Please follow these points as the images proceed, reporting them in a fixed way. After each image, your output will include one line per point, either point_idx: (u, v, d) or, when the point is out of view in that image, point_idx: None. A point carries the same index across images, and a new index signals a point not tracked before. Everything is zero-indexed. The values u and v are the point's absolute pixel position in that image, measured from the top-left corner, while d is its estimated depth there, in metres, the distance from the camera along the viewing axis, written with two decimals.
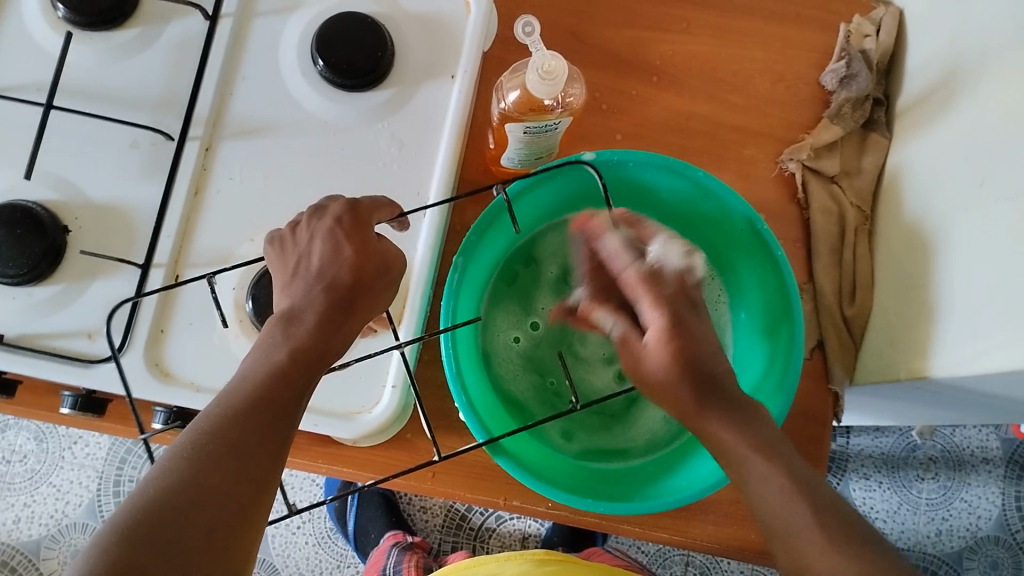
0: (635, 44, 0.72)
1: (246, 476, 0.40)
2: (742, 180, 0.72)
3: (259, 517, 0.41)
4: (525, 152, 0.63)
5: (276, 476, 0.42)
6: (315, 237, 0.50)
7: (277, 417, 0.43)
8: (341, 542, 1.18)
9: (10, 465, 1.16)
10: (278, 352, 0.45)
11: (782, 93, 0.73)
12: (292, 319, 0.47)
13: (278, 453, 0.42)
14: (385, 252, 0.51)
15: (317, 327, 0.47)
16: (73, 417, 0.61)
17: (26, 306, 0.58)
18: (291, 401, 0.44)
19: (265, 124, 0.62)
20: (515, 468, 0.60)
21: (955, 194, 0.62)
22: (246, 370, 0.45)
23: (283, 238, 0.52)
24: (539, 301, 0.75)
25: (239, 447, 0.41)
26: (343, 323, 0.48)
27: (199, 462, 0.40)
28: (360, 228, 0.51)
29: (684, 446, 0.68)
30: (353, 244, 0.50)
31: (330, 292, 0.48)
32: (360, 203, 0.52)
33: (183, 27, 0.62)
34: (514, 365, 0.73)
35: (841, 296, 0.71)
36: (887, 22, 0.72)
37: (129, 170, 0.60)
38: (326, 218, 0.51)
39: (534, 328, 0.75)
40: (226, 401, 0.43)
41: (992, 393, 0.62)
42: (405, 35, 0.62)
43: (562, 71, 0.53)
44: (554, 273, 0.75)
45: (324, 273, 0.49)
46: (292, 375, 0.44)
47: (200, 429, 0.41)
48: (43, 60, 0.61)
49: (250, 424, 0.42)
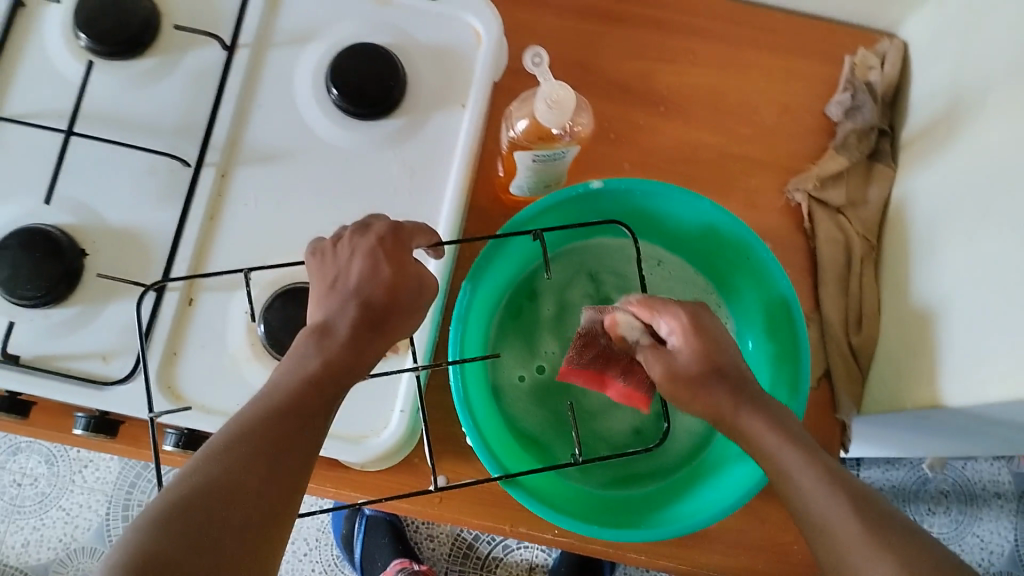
0: (642, 75, 0.73)
1: (277, 479, 0.41)
2: (750, 210, 0.73)
3: (286, 522, 0.41)
4: (534, 180, 0.64)
5: (304, 483, 0.43)
6: (355, 253, 0.51)
7: (309, 424, 0.44)
8: (347, 570, 1.18)
9: (21, 488, 1.17)
10: (310, 361, 0.46)
11: (788, 124, 0.74)
12: (325, 331, 0.48)
13: (309, 460, 0.43)
14: (420, 276, 0.53)
15: (350, 339, 0.48)
16: (86, 438, 0.62)
17: (42, 328, 0.59)
18: (321, 409, 0.45)
19: (280, 152, 0.63)
20: (526, 498, 0.60)
21: (957, 225, 0.63)
22: (276, 379, 0.46)
23: (323, 250, 0.52)
24: (542, 344, 0.74)
25: (271, 450, 0.41)
26: (375, 340, 0.49)
27: (232, 461, 0.40)
28: (398, 249, 0.53)
29: (710, 465, 0.70)
30: (391, 265, 0.52)
31: (366, 308, 0.49)
32: (402, 227, 0.54)
33: (201, 56, 0.63)
34: (524, 404, 0.72)
35: (848, 325, 0.72)
36: (891, 55, 0.73)
37: (146, 195, 0.62)
38: (368, 238, 0.52)
39: (539, 370, 0.74)
40: (259, 406, 0.43)
41: (1000, 422, 0.61)
42: (416, 66, 0.64)
43: (570, 101, 0.54)
44: (552, 310, 0.75)
45: (362, 289, 0.50)
46: (324, 384, 0.45)
47: (233, 431, 0.42)
48: (65, 88, 0.62)
49: (282, 429, 0.42)
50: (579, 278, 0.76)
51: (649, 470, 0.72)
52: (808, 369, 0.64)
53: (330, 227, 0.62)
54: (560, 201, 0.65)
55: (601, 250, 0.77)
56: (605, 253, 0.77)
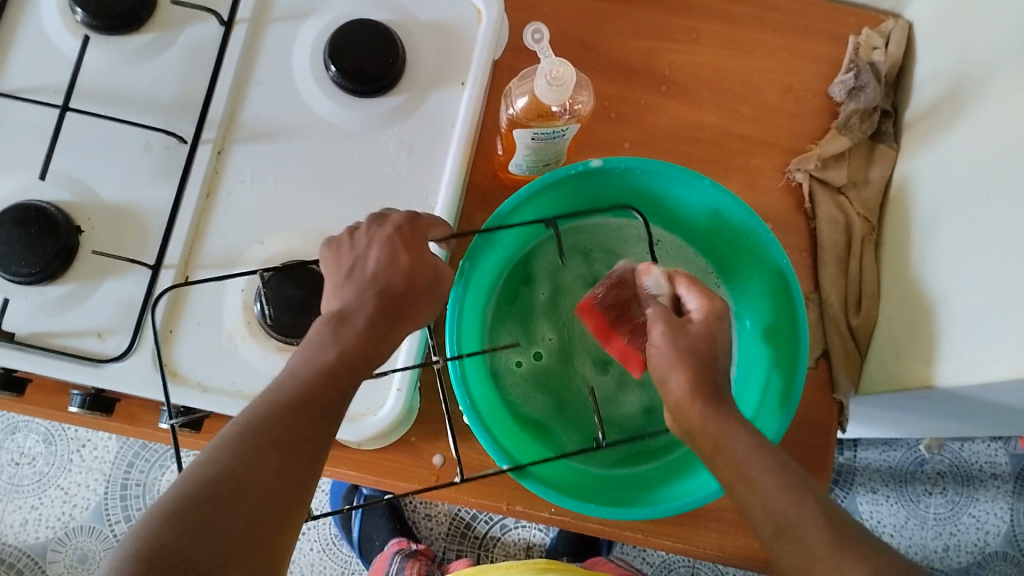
0: (644, 53, 0.72)
1: (288, 472, 0.42)
2: (749, 191, 0.73)
3: (298, 513, 0.42)
4: (532, 158, 0.64)
5: (316, 475, 0.44)
6: (373, 242, 0.52)
7: (322, 416, 0.44)
8: (345, 549, 1.18)
9: (20, 467, 1.17)
10: (327, 351, 0.46)
11: (791, 103, 0.73)
12: (341, 321, 0.48)
13: (321, 451, 0.44)
14: (436, 267, 0.54)
15: (367, 330, 0.48)
16: (81, 416, 0.62)
17: (38, 305, 0.59)
18: (335, 401, 0.45)
19: (278, 129, 0.62)
20: (540, 488, 0.61)
21: (959, 207, 0.62)
22: (292, 366, 0.46)
23: (339, 242, 0.53)
24: (539, 330, 0.74)
25: (283, 441, 0.42)
26: (393, 329, 0.50)
27: (247, 453, 0.41)
28: (414, 239, 0.53)
29: None
30: (408, 254, 0.52)
31: (384, 296, 0.50)
32: (418, 218, 0.55)
33: (198, 32, 0.63)
34: (523, 389, 0.72)
35: (847, 306, 0.71)
36: (896, 34, 0.72)
37: (141, 172, 0.61)
38: (385, 226, 0.53)
39: (536, 357, 0.74)
40: (274, 395, 0.44)
41: (997, 403, 0.61)
42: (415, 43, 0.63)
43: (571, 77, 0.54)
44: (546, 294, 0.75)
45: (380, 277, 0.51)
46: (340, 376, 0.46)
47: (248, 420, 0.43)
48: (59, 64, 0.62)
49: (296, 422, 0.43)
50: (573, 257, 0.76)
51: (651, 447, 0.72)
52: (804, 354, 0.63)
53: (327, 205, 0.62)
54: (558, 178, 0.64)
55: (595, 229, 0.76)
56: (600, 231, 0.76)
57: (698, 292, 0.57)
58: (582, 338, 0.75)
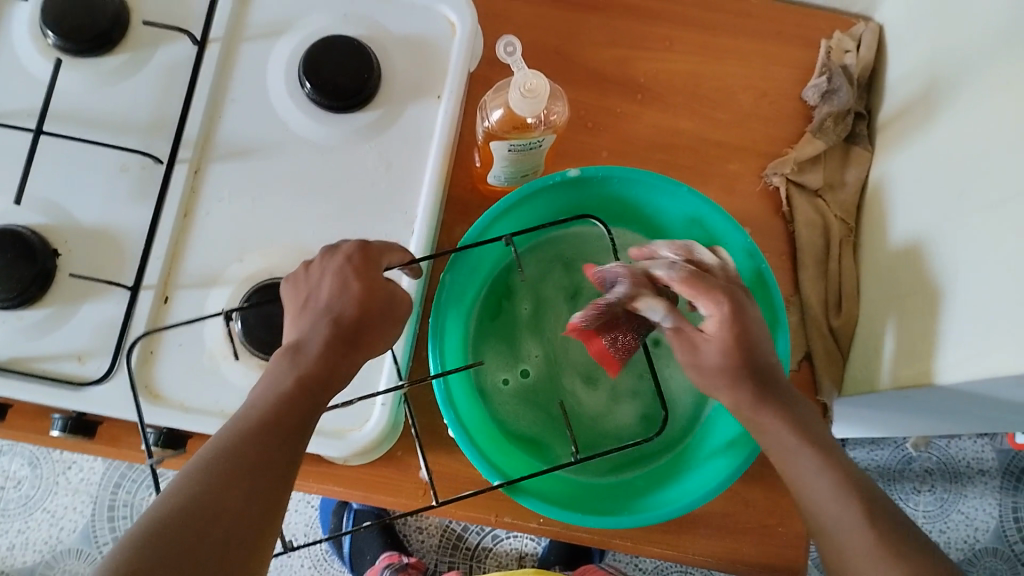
0: (618, 62, 0.73)
1: (256, 497, 0.43)
2: (728, 196, 0.73)
3: (269, 539, 0.43)
4: (510, 169, 0.64)
5: (286, 496, 0.44)
6: (325, 273, 0.53)
7: (288, 439, 0.45)
8: (336, 564, 1.18)
9: (4, 492, 1.16)
10: (285, 378, 0.47)
11: (766, 108, 0.74)
12: (297, 349, 0.49)
13: (288, 473, 0.45)
14: (392, 292, 0.54)
15: (323, 355, 0.49)
16: (63, 439, 0.61)
17: (15, 330, 0.59)
18: (301, 424, 0.46)
19: (254, 147, 0.62)
20: (527, 498, 0.61)
21: (934, 207, 0.63)
22: (254, 396, 0.47)
23: (297, 275, 0.54)
24: (524, 347, 0.74)
25: (250, 468, 0.43)
26: (351, 352, 0.50)
27: (214, 482, 0.42)
28: (368, 267, 0.53)
29: (699, 445, 0.70)
30: (360, 280, 0.52)
31: (335, 325, 0.50)
32: (370, 245, 0.54)
33: (172, 52, 0.63)
34: (512, 406, 0.72)
35: (828, 307, 0.72)
36: (867, 37, 0.73)
37: (118, 193, 0.61)
38: (337, 257, 0.53)
39: (524, 374, 0.73)
40: (236, 424, 0.45)
41: (977, 400, 0.62)
42: (390, 58, 0.63)
43: (544, 89, 0.54)
44: (528, 309, 0.75)
45: (332, 306, 0.51)
46: (301, 400, 0.46)
47: (212, 450, 0.44)
48: (32, 87, 0.61)
49: (260, 446, 0.44)
50: (552, 271, 0.76)
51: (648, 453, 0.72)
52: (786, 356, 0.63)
53: (306, 222, 0.62)
54: (536, 190, 0.65)
55: (574, 241, 0.76)
56: (579, 243, 0.77)
57: (708, 298, 0.55)
58: (567, 354, 0.74)
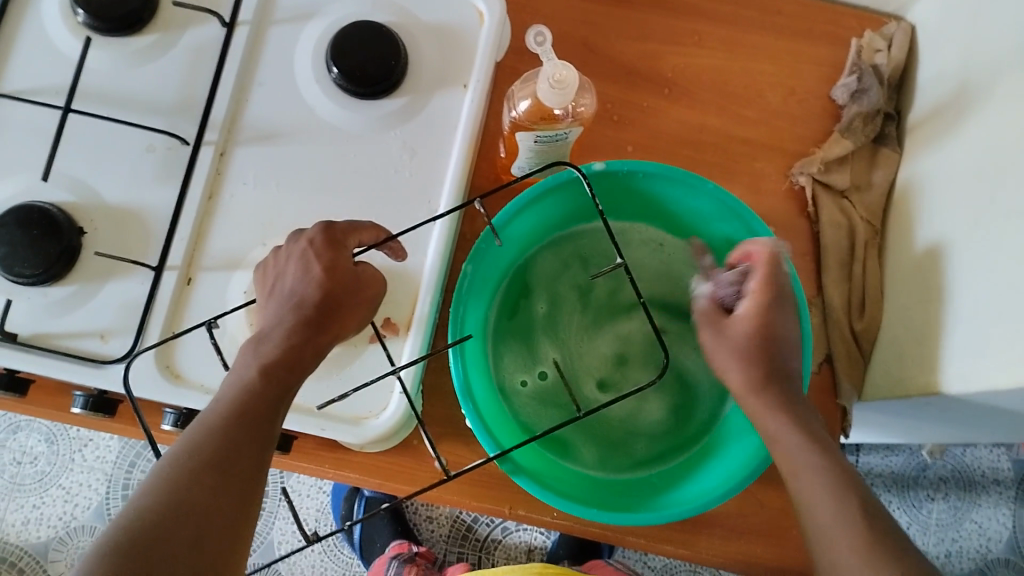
0: (646, 55, 0.72)
1: (225, 489, 0.43)
2: (753, 195, 0.73)
3: (247, 528, 0.44)
4: (535, 160, 0.64)
5: (258, 487, 0.45)
6: (290, 259, 0.54)
7: (255, 430, 0.46)
8: (347, 551, 1.18)
9: (21, 467, 1.18)
10: (248, 370, 0.48)
11: (794, 106, 0.73)
12: (261, 339, 0.49)
13: (257, 464, 0.45)
14: (358, 269, 0.54)
15: (286, 344, 0.49)
16: (84, 417, 0.62)
17: (39, 306, 0.59)
18: (269, 414, 0.47)
19: (280, 132, 0.62)
20: (534, 484, 0.60)
21: (962, 210, 0.62)
22: (220, 394, 0.48)
23: (266, 265, 0.55)
24: (541, 348, 0.74)
25: (218, 461, 0.43)
26: (314, 335, 0.51)
27: (179, 479, 0.43)
28: (333, 248, 0.53)
29: (715, 440, 0.70)
30: (322, 262, 0.52)
31: (298, 310, 0.51)
32: (335, 226, 0.54)
33: (201, 33, 0.63)
34: (533, 407, 0.70)
35: (851, 309, 0.71)
36: (899, 37, 0.72)
37: (144, 173, 0.61)
38: (300, 242, 0.54)
39: (541, 377, 0.72)
40: (202, 422, 0.45)
41: (1001, 410, 0.61)
42: (417, 44, 0.63)
43: (573, 80, 0.54)
44: (543, 308, 0.75)
45: (295, 291, 0.52)
46: (267, 392, 0.47)
47: (179, 449, 0.44)
48: (62, 65, 0.62)
49: (227, 440, 0.44)
50: (566, 269, 0.76)
51: (675, 448, 0.72)
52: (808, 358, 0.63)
53: (328, 207, 0.62)
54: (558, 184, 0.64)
55: (587, 238, 0.76)
56: (593, 241, 0.76)
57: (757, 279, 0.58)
58: (581, 356, 0.74)
